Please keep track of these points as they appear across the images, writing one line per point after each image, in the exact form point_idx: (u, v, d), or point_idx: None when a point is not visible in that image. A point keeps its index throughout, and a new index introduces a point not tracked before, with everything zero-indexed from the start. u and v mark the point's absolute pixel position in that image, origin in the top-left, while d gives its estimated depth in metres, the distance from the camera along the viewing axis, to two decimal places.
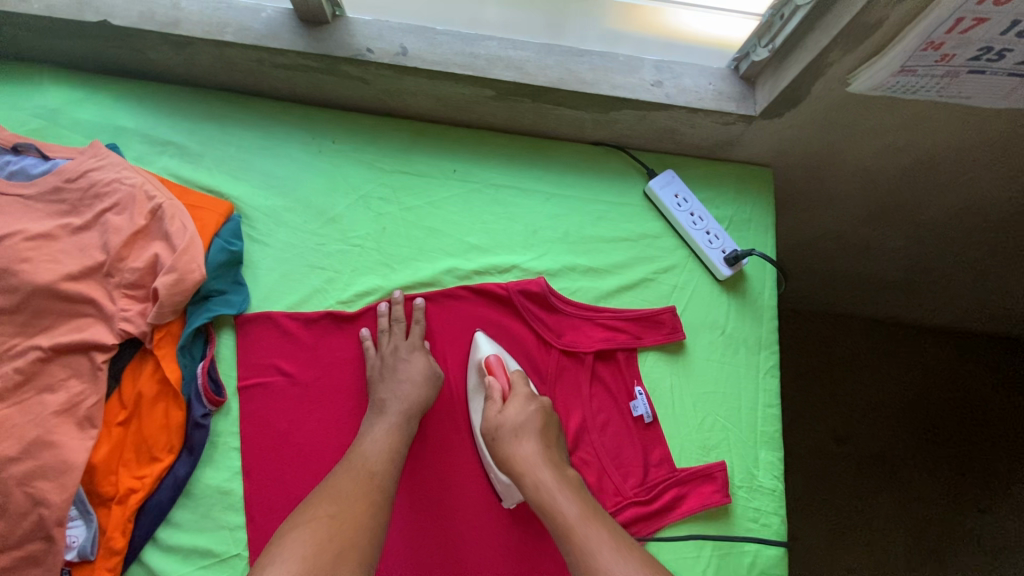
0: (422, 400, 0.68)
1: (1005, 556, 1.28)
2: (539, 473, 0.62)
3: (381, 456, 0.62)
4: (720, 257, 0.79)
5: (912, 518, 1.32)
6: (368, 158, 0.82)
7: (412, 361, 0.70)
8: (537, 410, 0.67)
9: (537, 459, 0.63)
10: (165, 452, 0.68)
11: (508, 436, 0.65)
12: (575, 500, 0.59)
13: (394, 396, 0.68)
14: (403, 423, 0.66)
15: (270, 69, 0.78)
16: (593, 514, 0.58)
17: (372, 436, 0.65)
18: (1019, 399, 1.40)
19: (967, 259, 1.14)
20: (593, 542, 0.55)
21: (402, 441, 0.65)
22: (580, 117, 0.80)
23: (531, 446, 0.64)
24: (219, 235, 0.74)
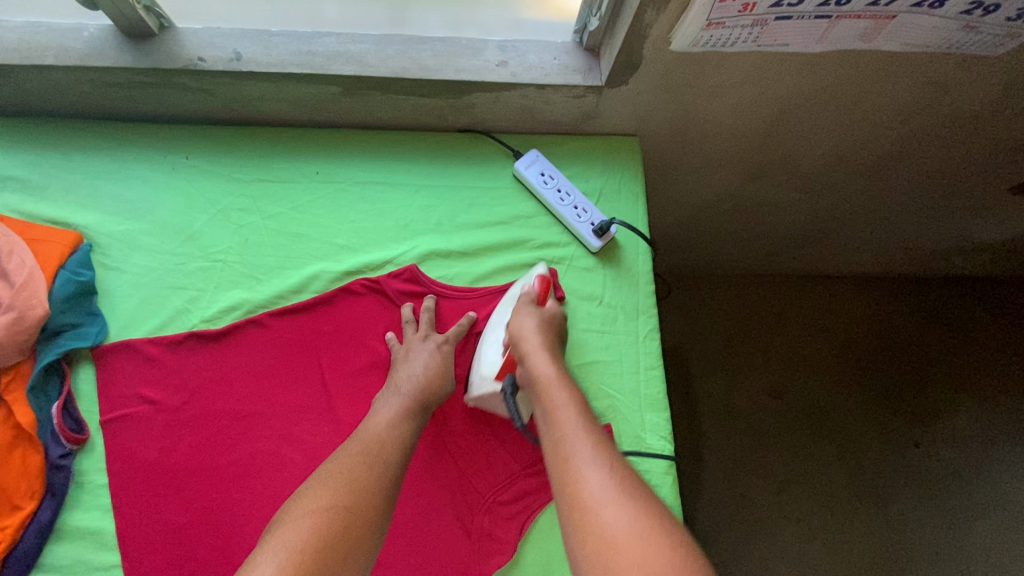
0: (435, 387, 0.68)
1: (942, 486, 1.33)
2: (544, 371, 0.62)
3: (394, 439, 0.62)
4: (589, 230, 0.80)
5: (853, 461, 1.36)
6: (224, 170, 0.79)
7: (431, 352, 0.71)
8: (559, 325, 0.70)
9: (547, 364, 0.63)
10: (26, 499, 0.64)
11: (526, 342, 0.65)
12: (568, 392, 0.60)
13: (410, 380, 0.68)
14: (414, 410, 0.66)
15: (106, 89, 0.75)
16: (595, 435, 0.55)
17: (383, 417, 0.64)
18: (937, 332, 1.47)
19: (857, 204, 1.18)
20: (581, 456, 0.53)
21: (412, 427, 0.64)
22: (435, 105, 0.80)
23: (535, 347, 0.65)
24: (66, 267, 0.71)
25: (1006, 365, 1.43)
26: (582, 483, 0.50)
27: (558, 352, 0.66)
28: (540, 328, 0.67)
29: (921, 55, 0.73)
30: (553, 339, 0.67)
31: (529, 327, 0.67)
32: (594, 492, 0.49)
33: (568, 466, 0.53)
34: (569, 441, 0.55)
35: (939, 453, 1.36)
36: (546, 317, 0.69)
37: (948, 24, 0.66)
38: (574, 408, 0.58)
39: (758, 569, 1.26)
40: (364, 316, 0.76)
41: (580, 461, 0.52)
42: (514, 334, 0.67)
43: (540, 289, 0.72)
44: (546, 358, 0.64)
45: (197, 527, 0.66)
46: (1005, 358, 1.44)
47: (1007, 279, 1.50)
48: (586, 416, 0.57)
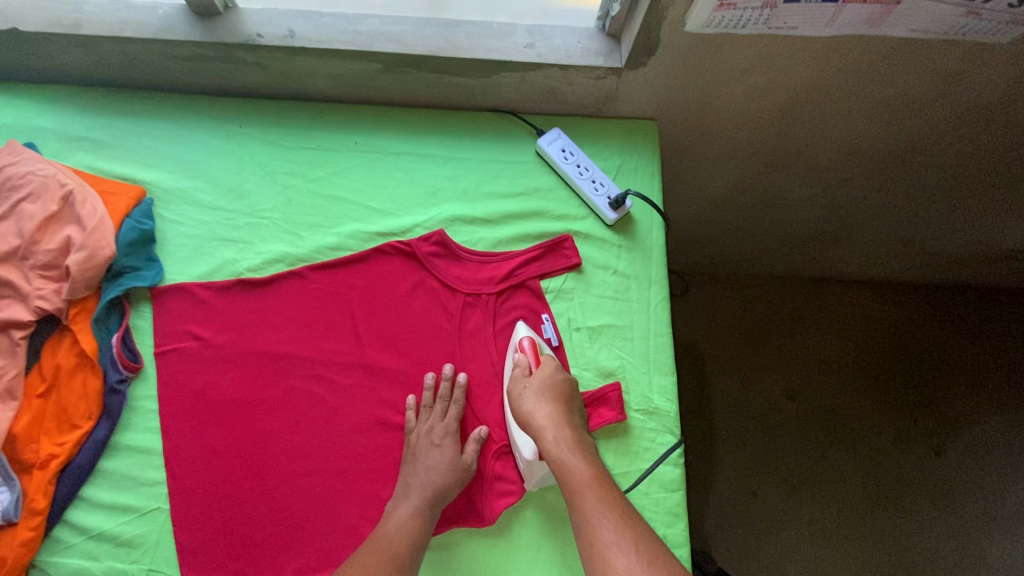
0: (447, 487, 0.70)
1: (961, 496, 1.32)
2: (572, 464, 0.65)
3: (403, 538, 0.66)
4: (605, 203, 0.85)
5: (870, 468, 1.36)
6: (273, 138, 0.87)
7: (441, 447, 0.71)
8: (564, 379, 0.73)
9: (574, 453, 0.66)
10: (84, 419, 0.72)
11: (541, 424, 0.68)
12: (602, 490, 0.62)
13: (420, 483, 0.70)
14: (423, 509, 0.68)
15: (174, 62, 0.84)
16: (619, 515, 0.60)
17: (395, 519, 0.67)
18: (960, 341, 1.46)
19: (874, 202, 1.20)
20: (612, 547, 0.57)
21: (421, 529, 0.67)
22: (467, 84, 0.86)
23: (556, 435, 0.67)
24: (130, 217, 0.79)
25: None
26: (614, 572, 0.55)
27: (580, 436, 0.68)
28: (554, 407, 0.69)
29: (928, 43, 0.77)
30: (562, 405, 0.70)
31: (546, 410, 0.69)
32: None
33: (617, 570, 0.56)
34: (614, 547, 0.57)
35: (959, 463, 1.35)
36: (551, 388, 0.71)
37: (951, 11, 0.70)
38: (612, 507, 0.61)
39: (767, 567, 1.27)
40: (392, 272, 0.82)
41: (609, 551, 0.57)
42: (530, 422, 0.69)
43: (531, 352, 0.75)
44: (573, 448, 0.66)
45: (235, 451, 0.73)
46: None
47: None
48: (625, 516, 0.60)
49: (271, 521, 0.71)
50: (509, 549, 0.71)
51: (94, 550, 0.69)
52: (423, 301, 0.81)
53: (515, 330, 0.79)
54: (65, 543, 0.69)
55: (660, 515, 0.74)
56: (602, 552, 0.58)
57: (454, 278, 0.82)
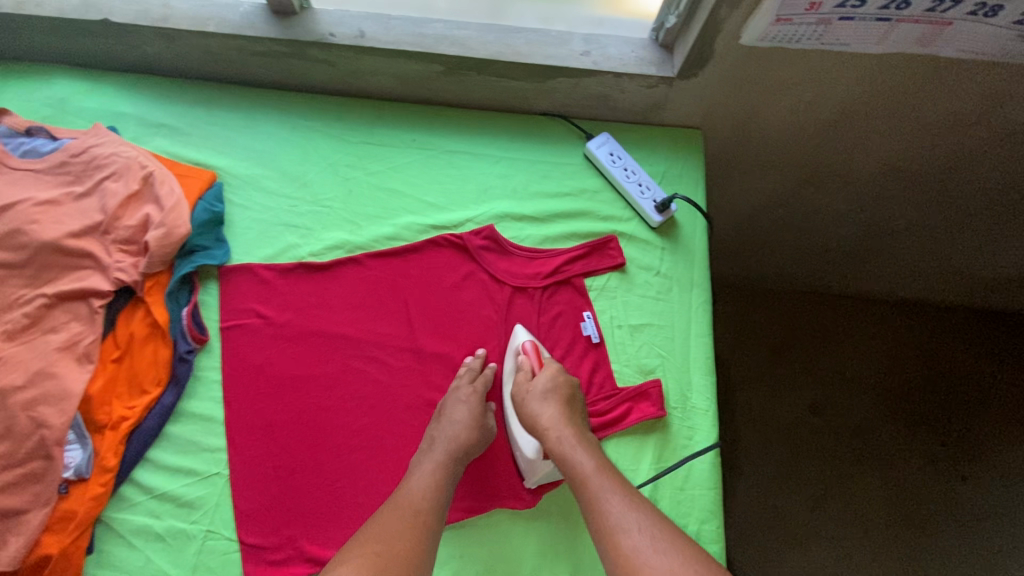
0: (469, 442, 0.72)
1: (988, 523, 1.31)
2: (576, 457, 0.67)
3: (427, 491, 0.66)
4: (651, 206, 0.88)
5: (894, 489, 1.35)
6: (336, 132, 0.92)
7: (466, 405, 0.74)
8: (566, 354, 0.75)
9: (578, 446, 0.68)
10: (153, 385, 0.77)
11: (545, 424, 0.70)
12: (607, 476, 0.64)
13: (445, 436, 0.72)
14: (447, 462, 0.69)
15: (249, 57, 0.89)
16: (626, 494, 0.62)
17: (418, 475, 0.68)
18: (990, 367, 1.45)
19: (909, 222, 1.21)
20: (622, 526, 0.59)
21: (447, 479, 0.68)
22: (522, 88, 0.91)
23: (561, 433, 0.69)
24: (203, 199, 0.84)
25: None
26: (624, 552, 0.57)
27: (584, 434, 0.70)
28: (556, 407, 0.71)
29: (977, 63, 0.79)
30: (565, 404, 0.72)
31: (549, 410, 0.71)
32: (636, 553, 0.56)
33: (625, 550, 0.57)
34: (620, 527, 0.59)
35: (985, 490, 1.34)
36: (554, 389, 0.73)
37: (1002, 33, 0.72)
38: (617, 490, 0.62)
39: None
40: (444, 263, 0.86)
41: (619, 530, 0.59)
42: (534, 426, 0.71)
43: (534, 355, 0.78)
44: (576, 443, 0.68)
45: (291, 425, 0.77)
46: None
47: None
48: (631, 498, 0.62)
49: (322, 492, 0.74)
50: (546, 533, 0.74)
51: (157, 509, 0.73)
52: (472, 292, 0.85)
53: (514, 332, 0.82)
54: (131, 501, 0.73)
55: (695, 511, 0.75)
56: (611, 535, 0.59)
57: (503, 271, 0.86)
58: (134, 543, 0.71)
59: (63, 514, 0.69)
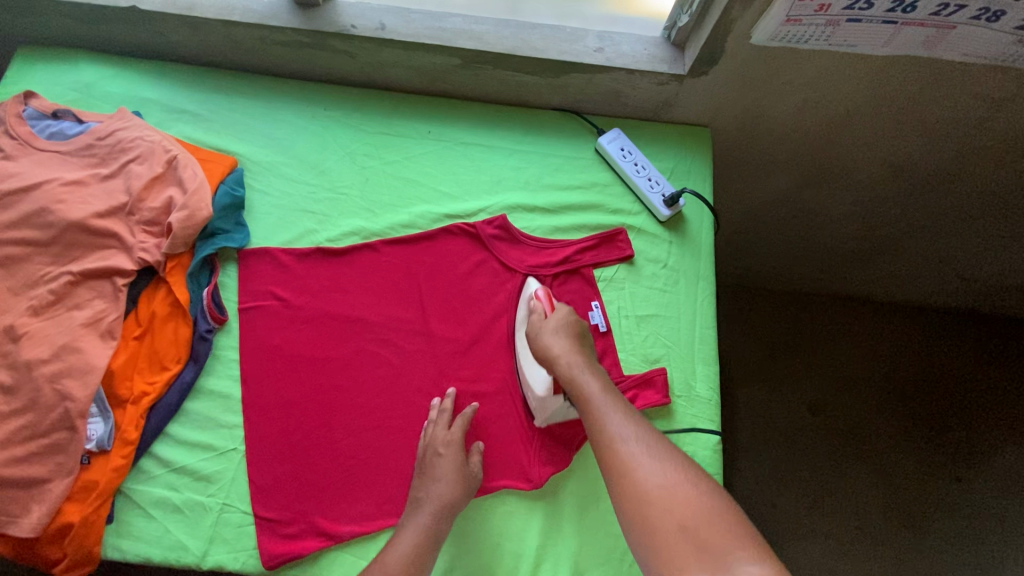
0: (453, 500, 0.71)
1: (982, 523, 1.33)
2: (585, 379, 0.71)
3: (406, 562, 0.66)
4: (660, 200, 0.90)
5: (890, 486, 1.37)
6: (354, 121, 0.94)
7: (448, 459, 0.73)
8: (576, 320, 0.77)
9: (585, 372, 0.72)
10: (173, 362, 0.79)
11: (555, 352, 0.74)
12: (612, 398, 0.68)
13: (429, 498, 0.71)
14: (427, 525, 0.69)
15: (272, 46, 0.92)
16: (628, 415, 0.67)
17: (399, 541, 0.68)
18: (988, 370, 1.47)
19: (911, 224, 1.23)
20: (624, 439, 0.63)
21: (430, 544, 0.69)
22: (536, 83, 0.93)
23: (572, 359, 0.73)
24: (224, 183, 0.87)
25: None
26: (624, 458, 0.62)
27: (592, 362, 0.74)
28: (568, 339, 0.75)
29: (979, 68, 0.81)
30: (577, 340, 0.75)
31: (561, 341, 0.75)
32: (633, 460, 0.62)
33: (626, 461, 0.62)
34: (619, 441, 0.64)
35: (981, 490, 1.36)
36: (566, 325, 0.76)
37: (1005, 38, 0.74)
38: (621, 411, 0.67)
39: None
40: (457, 251, 0.88)
41: (619, 441, 0.63)
42: (545, 350, 0.75)
43: (546, 300, 0.81)
44: (586, 367, 0.72)
45: (306, 404, 0.79)
46: None
47: None
48: (636, 419, 0.66)
49: (334, 469, 0.76)
50: (552, 514, 0.76)
51: (175, 482, 0.75)
52: (484, 280, 0.87)
53: (525, 284, 0.86)
54: (149, 473, 0.75)
55: None
56: (612, 448, 0.63)
57: (514, 260, 0.88)
58: (152, 514, 0.73)
59: (85, 484, 0.71)
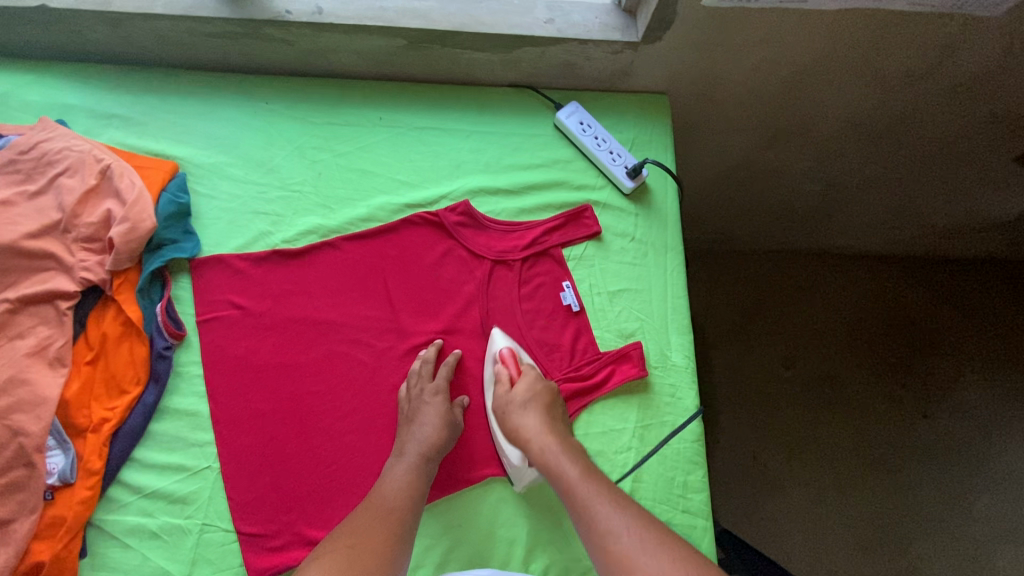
0: (439, 443, 0.72)
1: (948, 456, 1.40)
2: (562, 466, 0.67)
3: (400, 493, 0.66)
4: (623, 172, 0.89)
5: (862, 430, 1.43)
6: (300, 114, 0.90)
7: (433, 407, 0.74)
8: (544, 387, 0.75)
9: (562, 457, 0.68)
10: (132, 384, 0.75)
11: (527, 434, 0.71)
12: (592, 484, 0.64)
13: (415, 441, 0.71)
14: (420, 463, 0.70)
15: (202, 39, 0.86)
16: (612, 496, 0.63)
17: (392, 478, 0.68)
18: (948, 310, 1.53)
19: (868, 175, 1.25)
20: (615, 528, 0.59)
21: (420, 481, 0.69)
22: (488, 60, 0.89)
23: (543, 440, 0.70)
24: (166, 190, 0.82)
25: (1013, 341, 1.49)
26: (614, 551, 0.57)
27: (567, 442, 0.71)
28: (541, 419, 0.72)
29: (925, 16, 0.82)
30: (547, 412, 0.73)
31: (531, 418, 0.72)
32: (623, 547, 0.57)
33: (615, 550, 0.57)
34: (608, 531, 0.59)
35: (945, 425, 1.43)
36: (534, 398, 0.74)
37: None
38: (604, 494, 0.63)
39: (768, 525, 1.34)
40: (421, 242, 0.86)
41: (606, 531, 0.59)
42: (517, 435, 0.72)
43: (511, 363, 0.78)
44: (561, 453, 0.68)
45: (278, 413, 0.76)
46: (1014, 338, 1.50)
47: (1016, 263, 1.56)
48: (617, 499, 0.62)
49: (315, 477, 0.74)
50: (540, 497, 0.76)
51: (148, 508, 0.72)
52: (451, 269, 0.85)
53: (491, 337, 0.81)
54: (119, 501, 0.72)
55: (680, 464, 0.78)
56: (601, 537, 0.59)
57: (481, 247, 0.86)
58: (127, 543, 0.71)
59: (52, 520, 0.68)
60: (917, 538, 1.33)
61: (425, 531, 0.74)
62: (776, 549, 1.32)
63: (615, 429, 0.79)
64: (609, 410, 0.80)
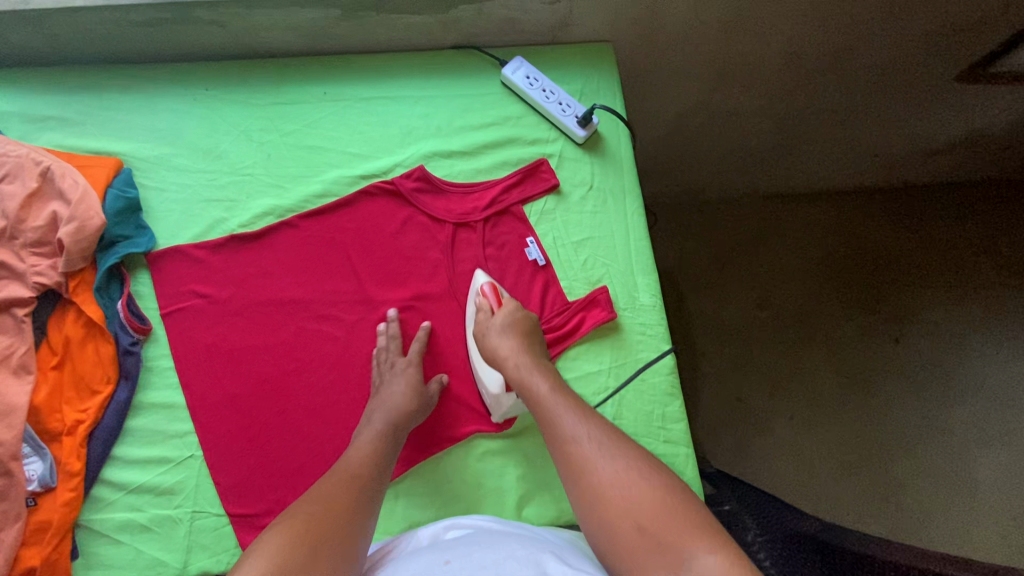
0: (407, 412, 0.72)
1: (923, 375, 1.44)
2: (535, 380, 0.68)
3: (365, 459, 0.65)
4: (574, 122, 0.89)
5: (839, 360, 1.46)
6: (242, 97, 0.88)
7: (401, 378, 0.74)
8: (522, 316, 0.76)
9: (534, 371, 0.69)
10: (103, 384, 0.74)
11: (502, 356, 0.72)
12: (564, 399, 0.65)
13: (383, 409, 0.72)
14: (386, 431, 0.69)
15: (129, 28, 0.83)
16: (579, 408, 0.64)
17: (358, 446, 0.67)
18: (916, 235, 1.54)
19: (819, 108, 1.27)
20: (582, 437, 0.60)
21: (385, 449, 0.68)
22: (426, 22, 0.88)
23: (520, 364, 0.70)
24: (113, 186, 0.80)
25: (979, 259, 1.51)
26: (579, 452, 0.59)
27: (541, 361, 0.72)
28: (515, 338, 0.73)
29: None
30: (523, 337, 0.74)
31: (508, 342, 0.72)
32: (587, 452, 0.59)
33: (580, 459, 0.59)
34: (575, 439, 0.60)
35: (919, 346, 1.46)
36: (511, 325, 0.74)
37: None
38: (571, 408, 0.64)
39: (756, 460, 1.39)
40: (380, 212, 0.86)
41: (573, 434, 0.61)
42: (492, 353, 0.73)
43: (493, 295, 0.78)
44: (534, 368, 0.70)
45: (255, 395, 0.77)
46: (983, 254, 1.51)
47: (984, 181, 1.56)
48: (585, 412, 0.64)
49: (300, 453, 0.75)
50: (525, 445, 0.77)
51: (136, 502, 0.72)
52: (413, 236, 0.85)
53: (474, 277, 0.82)
54: (106, 500, 0.72)
55: (657, 398, 0.80)
56: (566, 446, 0.60)
57: (441, 211, 0.86)
58: (120, 538, 0.71)
59: (39, 525, 0.68)
60: (899, 454, 1.39)
61: (418, 491, 0.75)
62: (766, 481, 1.37)
63: (590, 372, 0.81)
64: (583, 355, 0.82)
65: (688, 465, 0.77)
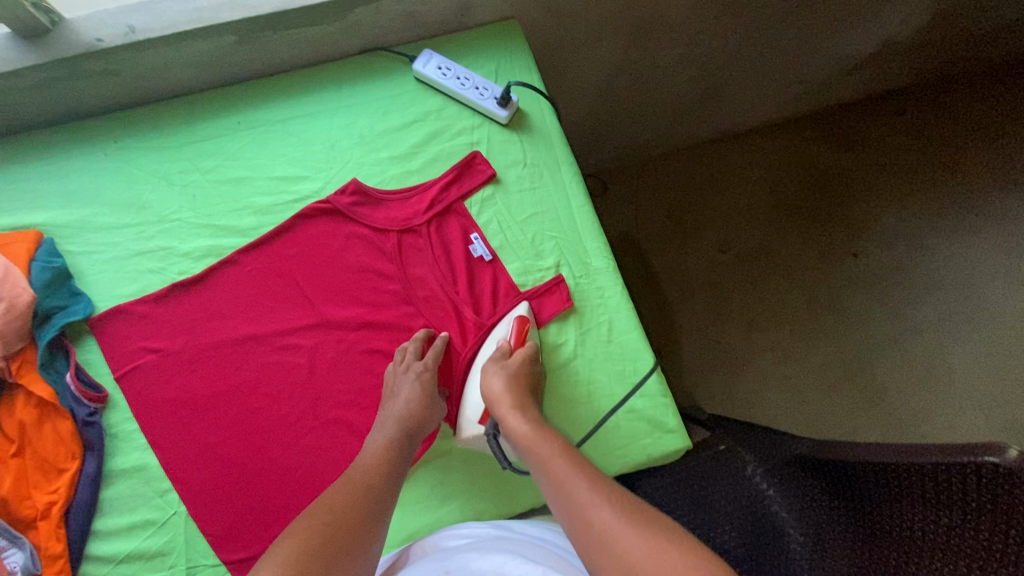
0: (418, 416, 0.71)
1: (885, 283, 1.49)
2: (514, 424, 0.65)
3: (376, 464, 0.66)
4: (494, 104, 0.89)
5: (806, 286, 1.50)
6: (154, 143, 0.86)
7: (413, 380, 0.73)
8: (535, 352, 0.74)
9: (515, 417, 0.66)
10: (69, 460, 0.71)
11: (491, 395, 0.69)
12: (554, 445, 0.62)
13: (394, 412, 0.71)
14: (398, 436, 0.69)
15: (20, 95, 0.80)
16: (569, 456, 0.61)
17: (370, 451, 0.68)
18: (853, 152, 1.58)
19: (736, 46, 1.29)
20: (582, 497, 0.55)
21: (396, 456, 0.68)
22: (326, 32, 0.87)
23: (509, 407, 0.67)
24: (36, 259, 0.77)
25: (914, 163, 1.56)
26: (583, 513, 0.54)
27: (528, 400, 0.69)
28: (511, 382, 0.70)
29: None
30: (515, 376, 0.71)
31: (496, 380, 0.70)
32: (593, 514, 0.53)
33: (588, 521, 0.53)
34: (575, 494, 0.56)
35: (876, 256, 1.51)
36: (520, 367, 0.72)
37: None
38: (559, 457, 0.60)
39: (745, 397, 1.42)
40: (319, 231, 0.84)
41: (576, 495, 0.56)
42: (487, 398, 0.69)
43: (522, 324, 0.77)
44: (513, 408, 0.67)
45: (229, 439, 0.75)
46: (917, 157, 1.56)
47: (903, 87, 1.61)
48: (574, 460, 0.60)
49: (287, 485, 0.74)
50: None
51: (129, 571, 0.70)
52: (357, 247, 0.84)
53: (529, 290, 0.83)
54: None
55: (627, 355, 0.81)
56: (569, 505, 0.55)
57: (380, 218, 0.85)
58: None
59: None
60: (878, 363, 1.43)
61: (414, 496, 0.76)
62: (758, 415, 1.40)
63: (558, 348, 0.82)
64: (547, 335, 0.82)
65: (670, 414, 0.79)
